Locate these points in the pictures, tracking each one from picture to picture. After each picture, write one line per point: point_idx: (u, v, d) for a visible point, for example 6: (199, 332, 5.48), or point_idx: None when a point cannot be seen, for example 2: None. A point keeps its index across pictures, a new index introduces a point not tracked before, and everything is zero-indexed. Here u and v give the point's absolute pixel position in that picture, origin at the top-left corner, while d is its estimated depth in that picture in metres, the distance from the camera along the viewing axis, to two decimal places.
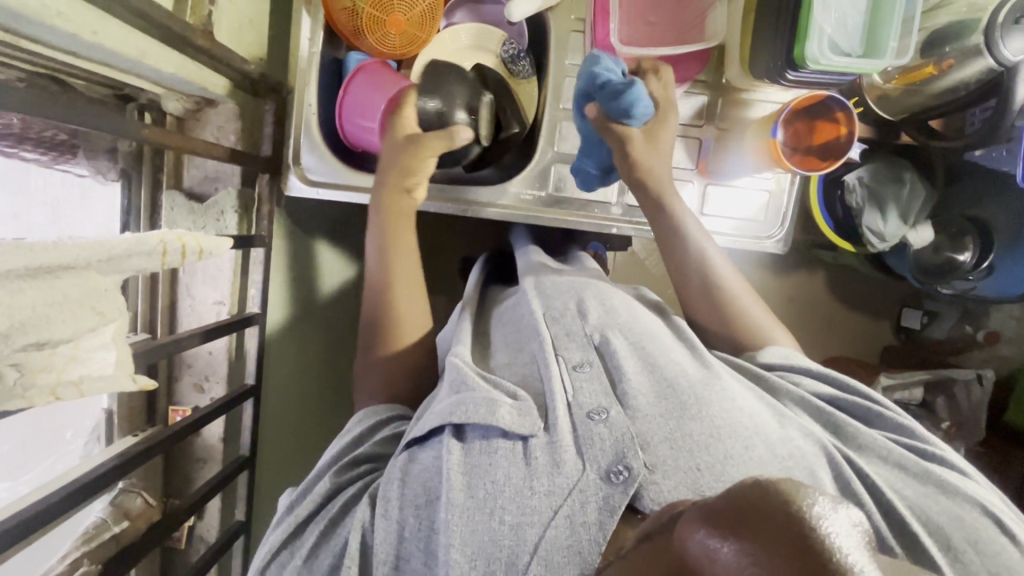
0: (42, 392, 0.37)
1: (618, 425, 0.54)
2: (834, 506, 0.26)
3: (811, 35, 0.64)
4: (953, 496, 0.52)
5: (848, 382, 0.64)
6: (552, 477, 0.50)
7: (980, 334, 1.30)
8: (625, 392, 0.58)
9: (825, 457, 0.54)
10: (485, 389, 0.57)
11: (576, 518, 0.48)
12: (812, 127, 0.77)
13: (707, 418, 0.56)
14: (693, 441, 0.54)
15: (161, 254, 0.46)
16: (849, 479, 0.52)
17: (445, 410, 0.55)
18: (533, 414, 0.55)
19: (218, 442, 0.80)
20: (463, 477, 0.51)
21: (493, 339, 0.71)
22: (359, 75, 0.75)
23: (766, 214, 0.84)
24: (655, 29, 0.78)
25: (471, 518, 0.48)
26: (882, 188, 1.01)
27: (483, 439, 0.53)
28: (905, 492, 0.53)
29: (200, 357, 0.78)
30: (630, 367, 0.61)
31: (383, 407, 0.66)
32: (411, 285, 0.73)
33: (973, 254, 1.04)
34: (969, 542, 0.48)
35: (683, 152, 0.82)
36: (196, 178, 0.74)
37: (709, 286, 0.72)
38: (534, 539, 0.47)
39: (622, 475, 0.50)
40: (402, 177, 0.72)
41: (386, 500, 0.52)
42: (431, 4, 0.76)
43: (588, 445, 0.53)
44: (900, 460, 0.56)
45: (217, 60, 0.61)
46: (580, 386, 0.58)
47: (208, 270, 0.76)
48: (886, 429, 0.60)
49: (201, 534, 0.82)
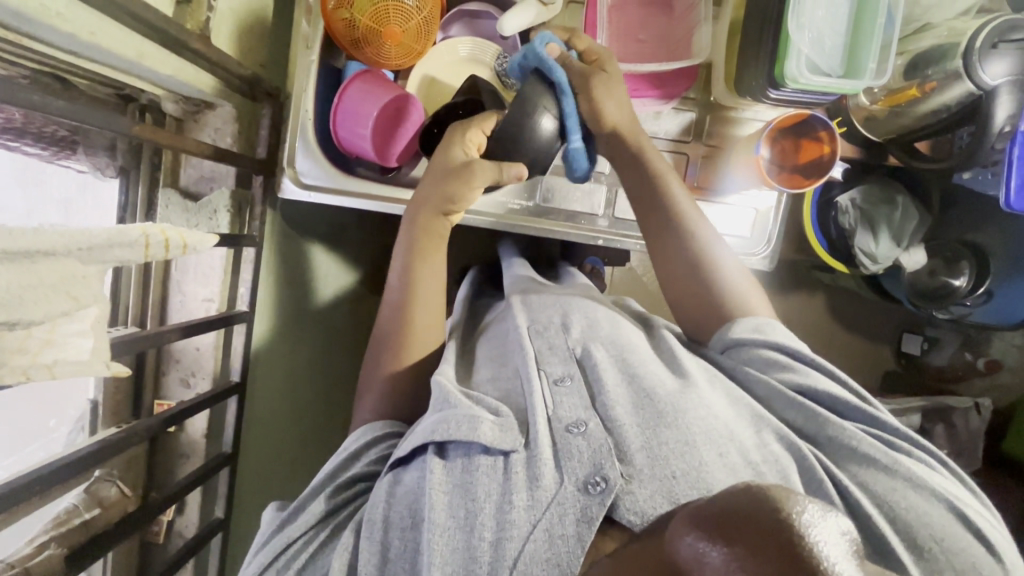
0: (14, 371, 0.39)
1: (596, 438, 0.54)
2: (822, 515, 0.31)
3: (789, 57, 0.65)
4: (920, 491, 0.52)
5: (808, 355, 0.63)
6: (530, 492, 0.50)
7: (980, 361, 1.27)
8: (604, 404, 0.58)
9: (798, 462, 0.55)
10: (467, 405, 0.57)
11: (555, 530, 0.48)
12: (797, 146, 0.78)
13: (683, 427, 0.56)
14: (668, 448, 0.54)
15: (143, 246, 0.47)
16: (819, 478, 0.53)
17: (428, 427, 0.56)
18: (514, 430, 0.55)
19: (201, 438, 0.81)
20: (445, 496, 0.52)
21: (478, 357, 0.70)
22: (355, 83, 0.77)
23: (753, 231, 0.85)
24: (643, 47, 0.80)
25: (451, 537, 0.49)
26: (873, 209, 1.00)
27: (465, 457, 0.54)
28: (873, 487, 0.53)
29: (187, 352, 0.79)
30: (610, 379, 0.61)
31: (380, 423, 0.66)
32: (429, 294, 0.72)
33: (969, 280, 1.04)
34: (933, 539, 0.49)
35: (670, 167, 0.83)
36: (192, 177, 0.76)
37: (701, 292, 0.71)
38: (512, 554, 0.47)
39: (600, 486, 0.50)
40: (442, 203, 0.71)
41: (370, 523, 0.52)
42: (427, 17, 0.78)
43: (566, 457, 0.53)
44: (868, 453, 0.55)
45: (214, 64, 0.63)
46: (559, 400, 0.58)
47: (200, 266, 0.78)
48: (859, 419, 0.59)
49: (180, 529, 0.83)
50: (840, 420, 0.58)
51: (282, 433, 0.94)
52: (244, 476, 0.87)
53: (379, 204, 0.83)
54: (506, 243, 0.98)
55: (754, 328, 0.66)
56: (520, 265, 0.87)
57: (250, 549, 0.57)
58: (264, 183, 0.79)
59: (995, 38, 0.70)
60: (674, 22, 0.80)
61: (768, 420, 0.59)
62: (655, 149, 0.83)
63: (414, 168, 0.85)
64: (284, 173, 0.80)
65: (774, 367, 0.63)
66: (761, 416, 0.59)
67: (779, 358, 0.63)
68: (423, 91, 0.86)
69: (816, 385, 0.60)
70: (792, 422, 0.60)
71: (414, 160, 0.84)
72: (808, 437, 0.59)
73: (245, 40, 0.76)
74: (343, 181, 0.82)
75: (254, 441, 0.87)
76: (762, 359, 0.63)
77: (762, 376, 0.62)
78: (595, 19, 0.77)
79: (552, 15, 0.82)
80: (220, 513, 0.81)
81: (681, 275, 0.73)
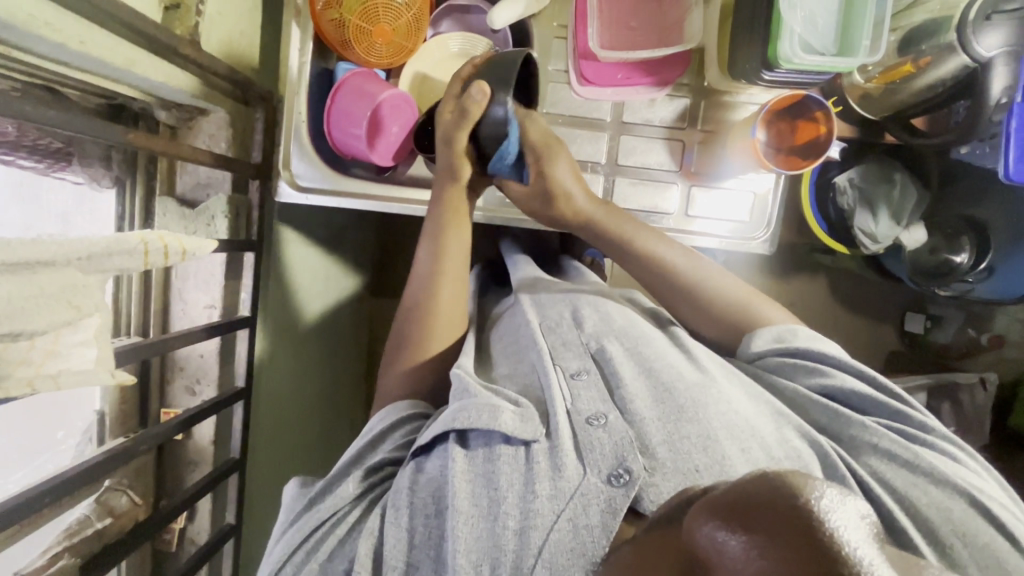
0: (20, 383, 0.39)
1: (616, 430, 0.54)
2: (842, 499, 0.29)
3: (781, 36, 0.65)
4: (943, 486, 0.52)
5: (839, 359, 0.62)
6: (553, 482, 0.50)
7: (984, 338, 1.27)
8: (623, 397, 0.58)
9: (818, 456, 0.55)
10: (486, 395, 0.58)
11: (579, 520, 0.48)
12: (794, 126, 0.78)
13: (704, 422, 0.56)
14: (690, 442, 0.54)
15: (142, 253, 0.48)
16: (841, 473, 0.53)
17: (447, 416, 0.56)
18: (535, 420, 0.56)
19: (209, 445, 0.80)
20: (468, 484, 0.51)
21: (493, 352, 0.72)
22: (347, 84, 0.77)
23: (751, 215, 0.85)
24: (635, 34, 0.79)
25: (475, 525, 0.49)
26: (872, 189, 0.99)
27: (486, 446, 0.54)
28: (894, 482, 0.53)
29: (191, 360, 0.79)
30: (627, 373, 0.61)
31: (405, 402, 0.65)
32: (457, 270, 0.74)
33: (971, 254, 1.05)
34: (956, 533, 0.49)
35: (666, 155, 0.83)
36: (188, 184, 0.76)
37: (710, 308, 0.72)
38: (537, 543, 0.47)
39: (623, 478, 0.50)
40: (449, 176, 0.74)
41: (395, 508, 0.52)
42: (417, 15, 0.78)
43: (587, 449, 0.53)
44: (889, 449, 0.55)
45: (206, 70, 0.63)
46: (577, 393, 0.59)
47: (200, 273, 0.77)
48: (882, 414, 0.59)
49: (192, 536, 0.83)
50: (857, 416, 0.58)
51: (288, 437, 0.94)
52: (254, 481, 0.87)
53: (379, 204, 0.85)
54: (507, 241, 1.00)
55: (775, 337, 0.66)
56: (522, 263, 0.88)
57: (277, 529, 0.57)
58: (261, 187, 0.78)
59: (988, 9, 0.70)
60: (664, 8, 0.80)
61: (788, 417, 0.59)
62: (651, 137, 0.82)
63: (409, 165, 0.86)
64: (279, 176, 0.80)
65: (802, 372, 0.62)
66: (782, 414, 0.59)
67: (819, 365, 0.62)
68: (415, 90, 0.85)
69: (843, 386, 0.60)
70: (817, 421, 0.60)
71: (410, 158, 0.85)
72: (829, 432, 0.59)
73: (236, 43, 0.76)
74: (339, 182, 0.83)
75: (264, 443, 0.87)
76: (789, 367, 0.63)
77: (789, 383, 0.62)
78: (584, 9, 0.77)
79: (542, 7, 0.80)
80: (231, 519, 0.81)
81: (684, 298, 0.74)
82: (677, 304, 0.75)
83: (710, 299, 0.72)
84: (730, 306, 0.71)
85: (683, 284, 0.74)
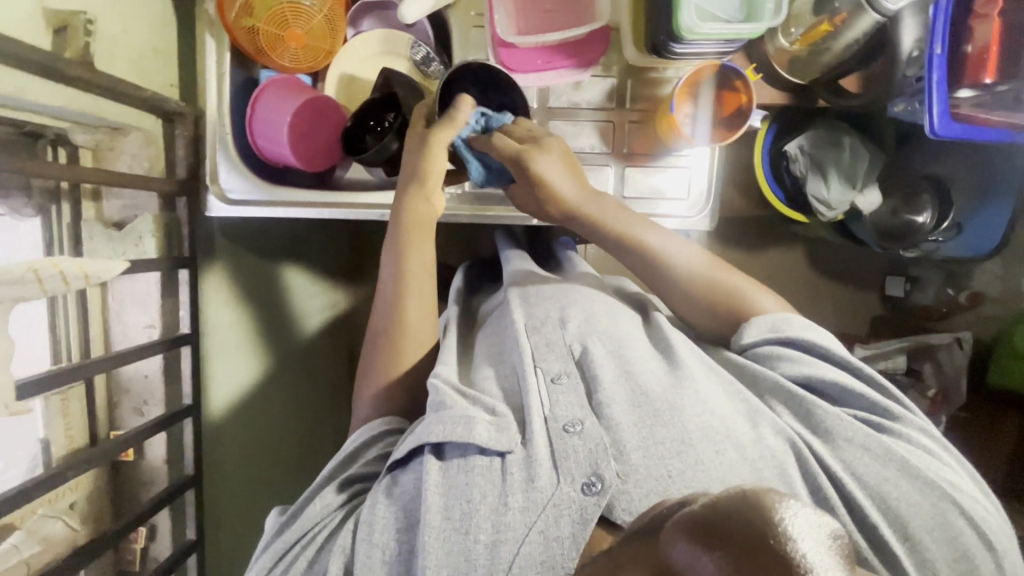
0: None
1: (592, 437, 0.53)
2: (811, 514, 0.30)
3: (680, 9, 0.64)
4: (916, 482, 0.51)
5: (828, 350, 0.60)
6: (527, 493, 0.50)
7: (963, 296, 1.23)
8: (601, 401, 0.57)
9: (793, 455, 0.53)
10: (462, 405, 0.57)
11: (551, 533, 0.47)
12: (717, 97, 0.77)
13: (680, 426, 0.54)
14: (665, 448, 0.53)
15: (36, 281, 0.52)
16: (815, 472, 0.52)
17: (423, 430, 0.55)
18: (510, 429, 0.55)
19: (162, 463, 0.83)
20: (441, 497, 0.51)
21: (477, 352, 0.70)
22: (267, 91, 0.76)
23: (690, 193, 0.83)
24: (552, 17, 0.79)
25: (445, 540, 0.48)
26: (823, 154, 0.97)
27: (461, 457, 0.53)
28: (867, 479, 0.52)
29: (135, 381, 0.81)
30: (606, 376, 0.59)
31: (377, 420, 0.64)
32: (424, 288, 0.72)
33: (933, 215, 1.01)
34: (925, 530, 0.49)
35: (596, 137, 0.81)
36: (116, 207, 0.77)
37: (692, 289, 0.70)
38: (509, 556, 0.46)
39: (596, 486, 0.50)
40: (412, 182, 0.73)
41: (368, 525, 0.52)
42: (329, 15, 0.77)
43: (563, 458, 0.52)
44: (865, 443, 0.54)
45: (107, 92, 0.63)
46: (556, 399, 0.57)
47: (137, 294, 0.79)
48: (860, 408, 0.58)
49: (156, 554, 0.84)
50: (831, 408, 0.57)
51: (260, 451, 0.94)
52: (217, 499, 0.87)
53: (318, 209, 0.82)
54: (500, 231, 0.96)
55: (769, 327, 0.63)
56: (515, 255, 0.85)
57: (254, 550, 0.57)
58: (188, 202, 0.79)
59: None
60: None
61: (765, 415, 0.57)
62: (581, 120, 0.81)
63: (348, 168, 0.85)
64: (208, 191, 0.80)
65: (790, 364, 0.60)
66: (758, 411, 0.57)
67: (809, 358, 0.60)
68: (344, 91, 0.83)
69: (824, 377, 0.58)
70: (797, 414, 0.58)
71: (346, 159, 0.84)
72: (808, 425, 0.57)
73: (149, 60, 0.76)
74: (268, 191, 0.81)
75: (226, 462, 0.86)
76: (772, 355, 0.61)
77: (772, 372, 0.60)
78: None
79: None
80: (191, 535, 0.83)
81: (662, 280, 0.71)
82: (661, 289, 0.72)
83: (694, 277, 0.70)
84: (707, 298, 0.69)
85: (665, 271, 0.71)
